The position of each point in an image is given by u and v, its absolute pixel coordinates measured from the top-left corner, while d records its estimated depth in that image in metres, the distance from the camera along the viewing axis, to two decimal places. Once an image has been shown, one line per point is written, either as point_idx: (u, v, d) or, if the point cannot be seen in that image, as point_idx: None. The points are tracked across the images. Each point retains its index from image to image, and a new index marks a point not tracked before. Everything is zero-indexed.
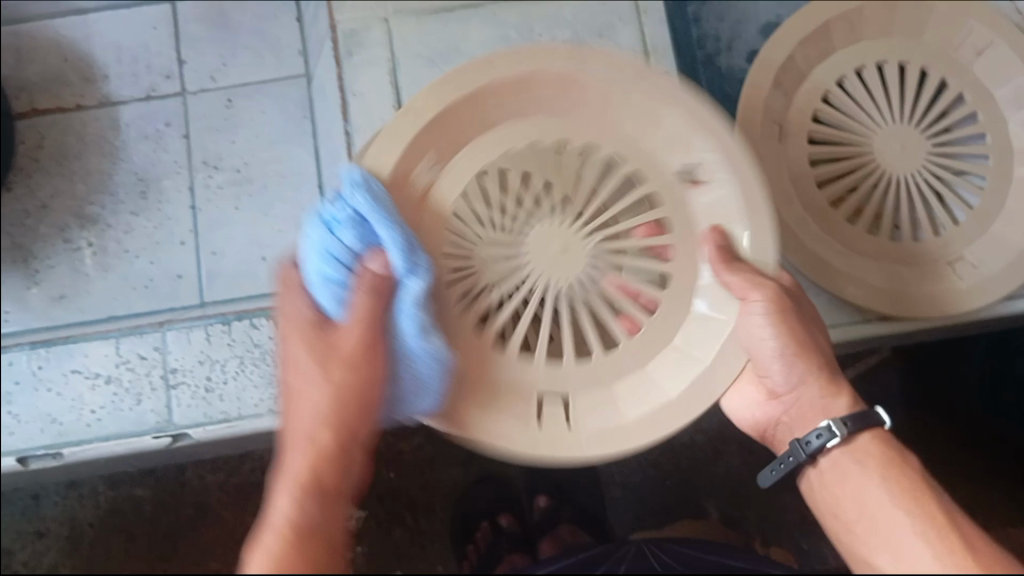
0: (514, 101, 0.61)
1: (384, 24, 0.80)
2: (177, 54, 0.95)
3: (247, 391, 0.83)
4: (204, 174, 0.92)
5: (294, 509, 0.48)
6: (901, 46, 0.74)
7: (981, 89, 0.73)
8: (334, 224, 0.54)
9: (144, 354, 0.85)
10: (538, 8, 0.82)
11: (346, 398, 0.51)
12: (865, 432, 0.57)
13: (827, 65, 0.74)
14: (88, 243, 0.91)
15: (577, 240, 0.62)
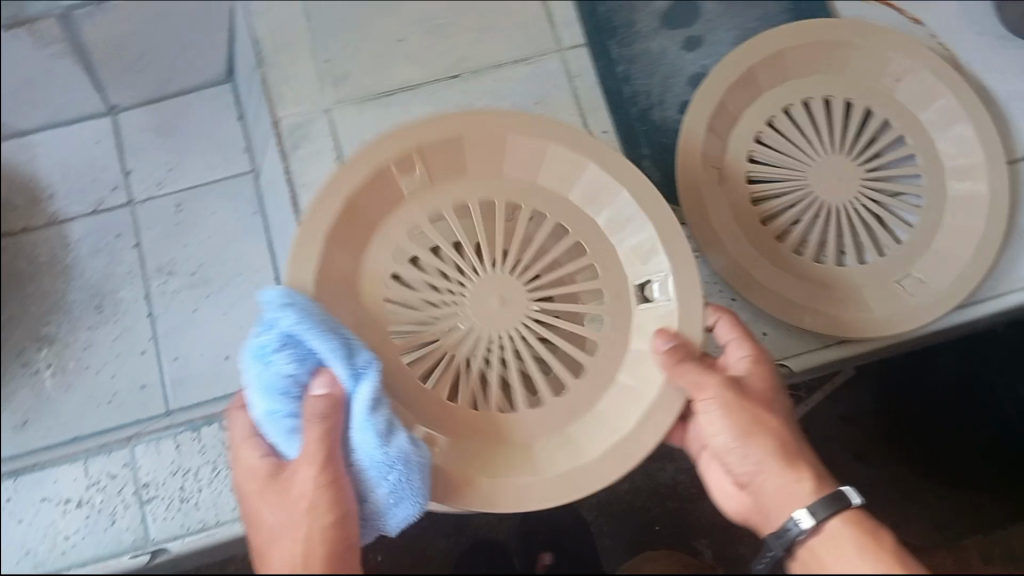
0: (434, 167, 0.64)
1: (326, 116, 0.80)
2: (122, 165, 0.96)
3: (222, 497, 0.79)
4: (159, 281, 0.92)
5: None
6: (823, 82, 0.77)
7: (905, 114, 0.77)
8: (264, 352, 0.53)
9: (114, 472, 0.82)
10: (474, 84, 0.83)
11: (319, 536, 0.48)
12: (834, 517, 0.51)
13: (756, 108, 0.77)
14: (47, 364, 0.90)
15: (516, 290, 0.64)
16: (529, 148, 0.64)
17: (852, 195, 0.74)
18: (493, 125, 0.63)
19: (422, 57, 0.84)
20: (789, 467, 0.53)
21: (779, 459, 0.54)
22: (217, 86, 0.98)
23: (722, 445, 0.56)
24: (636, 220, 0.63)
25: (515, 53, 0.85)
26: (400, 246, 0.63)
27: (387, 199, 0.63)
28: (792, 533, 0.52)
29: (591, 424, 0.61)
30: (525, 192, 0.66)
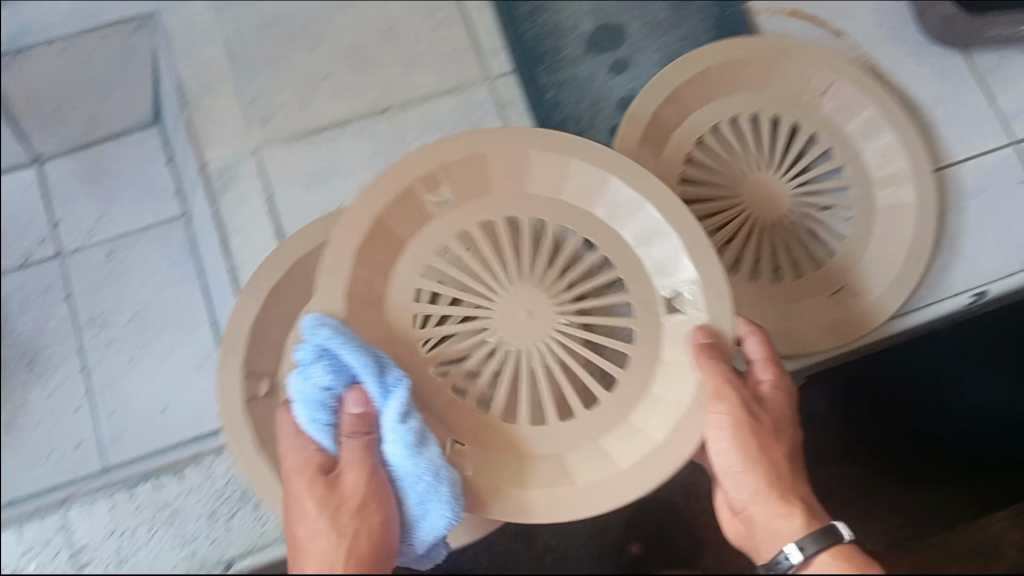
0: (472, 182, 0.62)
1: (255, 156, 0.80)
2: (49, 215, 0.93)
3: (160, 557, 0.74)
4: (92, 333, 0.89)
5: None
6: (750, 100, 0.78)
7: (832, 128, 0.79)
8: (306, 363, 0.51)
9: (45, 539, 0.75)
10: (403, 118, 0.83)
11: (362, 542, 0.49)
12: (823, 552, 0.52)
13: (684, 130, 0.77)
14: None
15: (546, 303, 0.62)
16: (548, 167, 0.62)
17: (783, 212, 0.76)
18: (514, 143, 0.60)
19: (345, 96, 0.83)
20: (785, 501, 0.54)
21: (777, 505, 0.54)
22: (143, 129, 0.96)
23: (721, 465, 0.56)
24: (663, 230, 0.60)
25: (444, 81, 0.85)
26: (425, 261, 0.61)
27: (410, 219, 0.60)
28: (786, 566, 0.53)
29: (617, 441, 0.59)
30: (543, 209, 0.63)
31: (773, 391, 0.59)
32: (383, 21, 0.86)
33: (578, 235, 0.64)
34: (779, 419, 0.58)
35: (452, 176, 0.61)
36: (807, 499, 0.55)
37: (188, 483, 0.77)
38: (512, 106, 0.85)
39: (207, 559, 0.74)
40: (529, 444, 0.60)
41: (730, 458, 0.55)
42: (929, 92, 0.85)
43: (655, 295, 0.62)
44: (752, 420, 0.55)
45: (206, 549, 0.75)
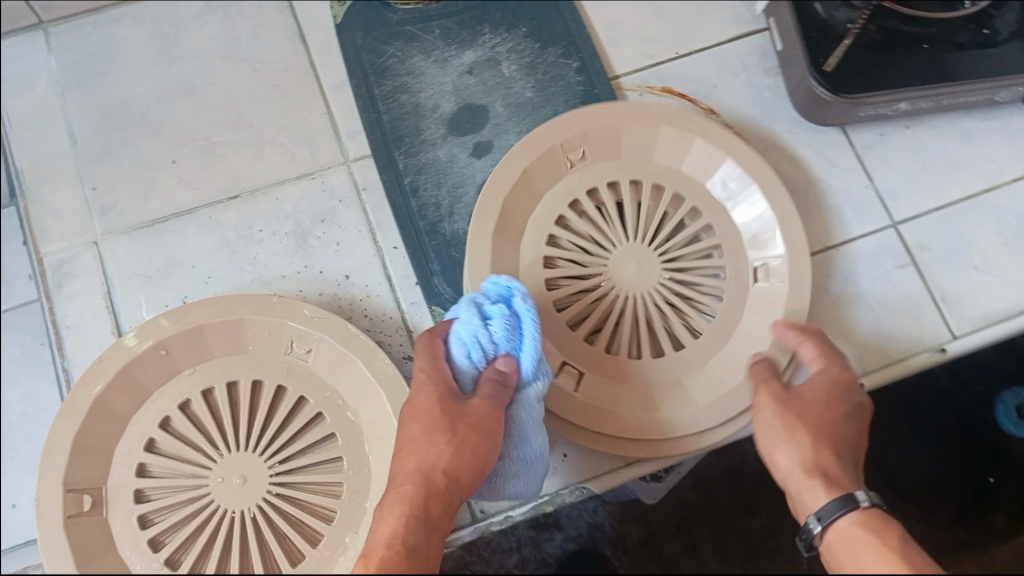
0: (557, 165, 0.75)
1: (237, 202, 0.76)
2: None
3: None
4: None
5: (442, 458, 0.56)
6: (608, 167, 0.76)
7: (695, 186, 0.76)
8: (488, 317, 0.61)
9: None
10: (394, 138, 0.77)
11: (467, 454, 0.57)
12: (851, 514, 0.51)
13: (570, 184, 0.75)
14: None
15: (651, 258, 0.73)
16: (668, 146, 0.76)
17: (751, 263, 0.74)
18: (643, 120, 0.75)
19: (279, 147, 0.78)
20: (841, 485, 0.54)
21: (809, 479, 0.55)
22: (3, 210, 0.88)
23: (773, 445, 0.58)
24: (760, 203, 0.74)
25: (336, 144, 0.78)
26: (558, 210, 0.74)
27: (554, 173, 0.75)
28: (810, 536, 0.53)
29: (695, 378, 0.70)
30: (664, 177, 0.76)
31: (818, 381, 0.61)
32: (330, 73, 0.80)
33: (688, 208, 0.75)
34: (818, 404, 0.59)
35: (591, 140, 0.75)
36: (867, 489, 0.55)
37: None
38: (471, 141, 0.77)
39: None
40: (625, 373, 0.71)
41: (773, 441, 0.58)
42: (920, 162, 0.77)
43: (747, 264, 0.74)
44: (779, 403, 0.59)
45: None
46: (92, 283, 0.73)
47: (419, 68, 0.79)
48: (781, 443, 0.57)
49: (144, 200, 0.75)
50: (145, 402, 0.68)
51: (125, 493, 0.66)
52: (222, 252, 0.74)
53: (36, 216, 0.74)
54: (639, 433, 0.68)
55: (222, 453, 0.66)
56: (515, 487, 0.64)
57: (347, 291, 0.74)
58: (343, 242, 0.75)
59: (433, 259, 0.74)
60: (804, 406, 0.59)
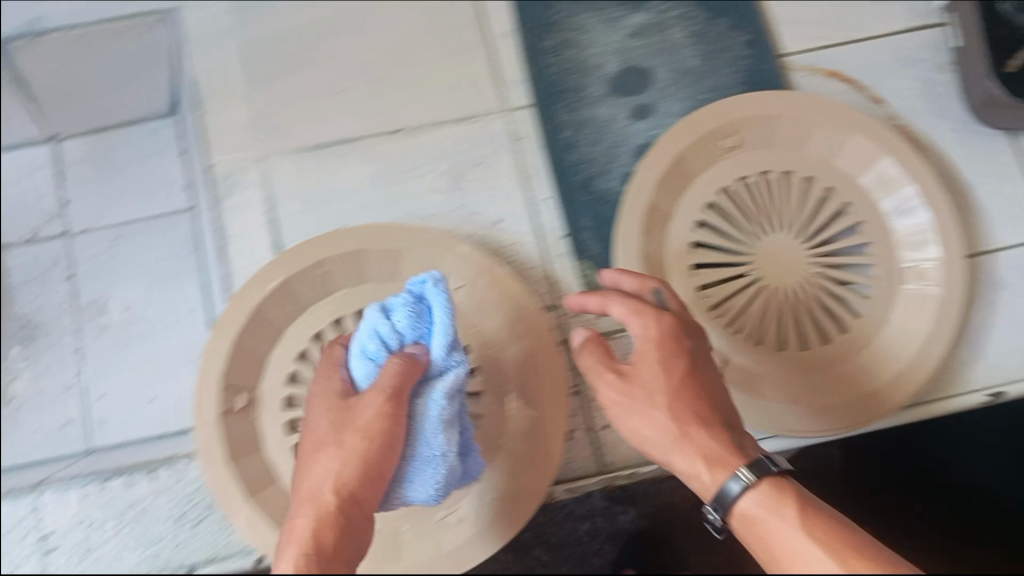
0: (711, 149, 0.74)
1: (397, 136, 0.77)
2: (61, 193, 0.86)
3: (123, 552, 0.70)
4: (93, 316, 0.84)
5: (334, 475, 0.54)
6: (762, 155, 0.75)
7: (850, 182, 0.75)
8: (389, 309, 0.59)
9: (16, 519, 0.72)
10: (556, 91, 0.77)
11: (353, 462, 0.55)
12: (749, 492, 0.51)
13: (720, 172, 0.74)
14: (41, 375, 0.83)
15: (800, 251, 0.74)
16: (826, 137, 0.74)
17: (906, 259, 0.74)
18: (802, 112, 0.73)
19: (439, 87, 0.79)
20: (707, 453, 0.54)
21: (678, 452, 0.55)
22: (164, 119, 0.86)
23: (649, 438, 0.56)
24: (917, 209, 0.73)
25: (497, 90, 0.78)
26: (708, 196, 0.74)
27: (707, 158, 0.74)
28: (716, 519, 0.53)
29: (840, 371, 0.72)
30: (818, 170, 0.75)
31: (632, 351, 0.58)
32: (499, 19, 0.80)
33: (840, 203, 0.75)
34: (655, 375, 0.57)
35: (746, 128, 0.74)
36: (741, 445, 0.55)
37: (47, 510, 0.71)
38: (633, 104, 0.77)
39: (169, 562, 0.69)
40: (767, 364, 0.73)
41: (647, 427, 0.56)
42: None
43: (897, 265, 0.74)
44: (636, 391, 0.57)
45: (170, 553, 0.69)
46: (255, 199, 0.76)
47: (587, 24, 0.80)
48: (631, 425, 0.57)
49: (309, 124, 0.77)
50: (300, 315, 0.71)
51: (275, 399, 0.70)
52: (377, 181, 0.76)
53: (207, 128, 0.77)
54: (780, 423, 0.70)
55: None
56: (409, 492, 0.60)
57: (497, 235, 0.76)
58: (497, 187, 0.77)
59: (584, 215, 0.75)
60: (642, 384, 0.57)
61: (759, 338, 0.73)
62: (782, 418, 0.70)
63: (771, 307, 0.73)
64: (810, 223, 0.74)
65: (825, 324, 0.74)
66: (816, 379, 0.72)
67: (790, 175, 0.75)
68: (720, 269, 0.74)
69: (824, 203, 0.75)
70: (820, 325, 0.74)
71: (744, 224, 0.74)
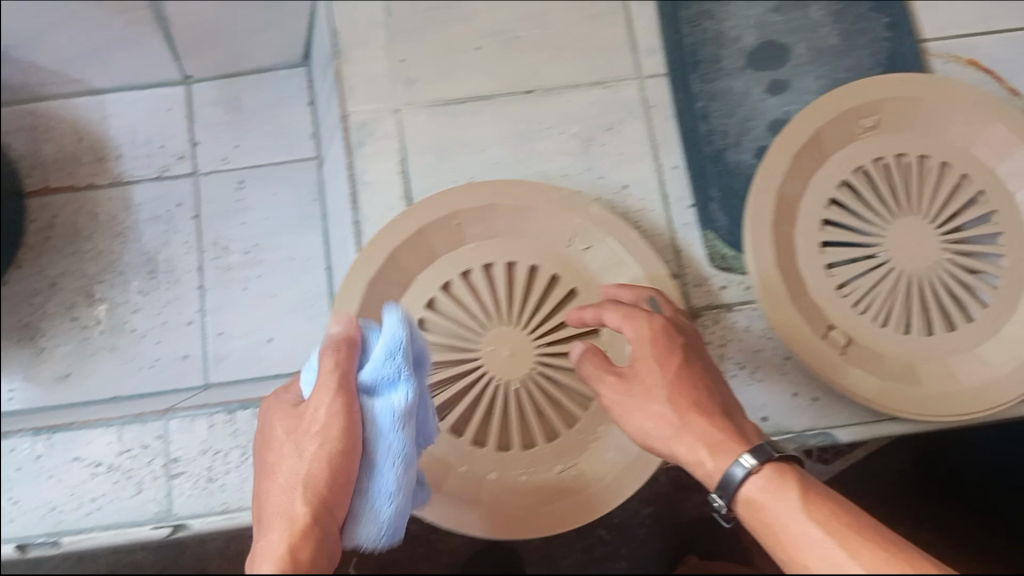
0: (848, 128, 0.74)
1: (530, 97, 0.78)
2: (190, 134, 0.89)
3: (249, 482, 0.71)
4: (213, 255, 0.86)
5: (294, 493, 0.48)
6: (899, 138, 0.75)
7: (987, 170, 0.73)
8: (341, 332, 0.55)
9: (143, 444, 0.74)
10: (691, 63, 0.78)
11: (320, 468, 0.49)
12: (751, 477, 0.48)
13: (856, 151, 0.75)
14: (160, 310, 0.85)
15: (931, 236, 0.72)
16: (964, 124, 0.73)
17: None
18: (940, 98, 0.73)
19: (576, 52, 0.79)
20: (708, 435, 0.52)
21: (679, 442, 0.52)
22: (292, 69, 0.91)
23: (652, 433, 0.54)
24: None
25: (633, 58, 0.79)
26: (843, 174, 0.74)
27: (844, 137, 0.74)
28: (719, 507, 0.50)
29: (963, 361, 0.71)
30: (953, 156, 0.74)
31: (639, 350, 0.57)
32: None
33: (973, 191, 0.72)
34: (651, 370, 0.56)
35: (885, 109, 0.74)
36: (736, 430, 0.52)
37: (174, 437, 0.73)
38: (769, 79, 0.77)
39: None
40: (890, 346, 0.72)
41: (653, 424, 0.54)
42: None
43: None
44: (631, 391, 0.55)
45: None
46: (389, 148, 0.77)
47: None
48: (634, 422, 0.55)
49: (445, 79, 0.79)
50: (432, 264, 0.73)
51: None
52: (510, 139, 0.78)
53: (347, 77, 0.79)
54: (901, 406, 0.69)
55: (494, 326, 0.71)
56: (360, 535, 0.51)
57: (623, 201, 0.76)
58: (627, 152, 0.77)
59: (713, 186, 0.76)
60: (640, 382, 0.55)
61: (884, 320, 0.73)
62: (902, 401, 0.70)
63: (896, 291, 0.73)
64: (942, 210, 0.73)
65: (951, 313, 0.72)
66: (940, 367, 0.71)
67: (926, 159, 0.74)
68: (849, 248, 0.74)
69: (959, 190, 0.73)
70: (946, 313, 0.72)
71: (877, 205, 0.73)
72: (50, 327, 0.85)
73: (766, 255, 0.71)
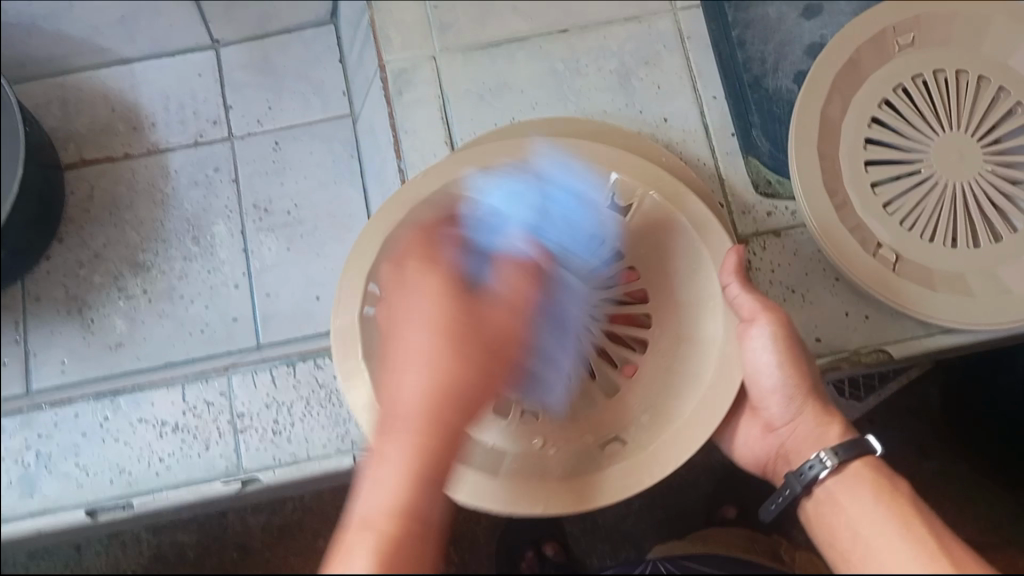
0: (884, 46, 0.75)
1: (564, 36, 0.80)
2: (222, 99, 0.92)
3: (315, 432, 0.73)
4: (255, 217, 0.88)
5: (410, 395, 0.48)
6: (936, 54, 0.75)
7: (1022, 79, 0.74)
8: None
9: (207, 402, 0.75)
10: None
11: (436, 379, 0.48)
12: (854, 458, 0.54)
13: (892, 69, 0.75)
14: (205, 274, 0.86)
15: (973, 148, 0.72)
16: (997, 38, 0.75)
17: None
18: (978, 11, 0.75)
19: None
20: (822, 414, 0.58)
21: (806, 413, 0.58)
22: (320, 28, 0.94)
23: (765, 379, 0.58)
24: None
25: None
26: (882, 93, 0.74)
27: (881, 54, 0.75)
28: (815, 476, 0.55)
29: (1011, 270, 0.71)
30: (989, 68, 0.75)
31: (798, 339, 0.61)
32: None
33: (1011, 103, 0.73)
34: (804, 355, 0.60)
35: (922, 24, 0.75)
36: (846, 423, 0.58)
37: (234, 391, 0.75)
38: (802, 4, 0.81)
39: (359, 441, 0.72)
40: (940, 261, 0.72)
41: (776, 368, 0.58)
42: None
43: None
44: (786, 337, 0.58)
45: (358, 431, 0.73)
46: (428, 96, 0.77)
47: None
48: (757, 357, 0.58)
49: (479, 25, 0.80)
50: None
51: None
52: (549, 78, 0.78)
53: (382, 27, 0.80)
54: (951, 318, 0.70)
55: None
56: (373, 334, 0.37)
57: (664, 133, 0.77)
58: (664, 86, 0.78)
59: (754, 113, 0.78)
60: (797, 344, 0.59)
61: (934, 236, 0.72)
62: (953, 310, 0.70)
63: (941, 205, 0.72)
64: (982, 122, 0.73)
65: (995, 224, 0.72)
66: (989, 277, 0.71)
67: (963, 74, 0.75)
68: (892, 166, 0.73)
69: (998, 103, 0.74)
70: (989, 224, 0.73)
71: (916, 121, 0.73)
72: (94, 298, 0.85)
73: (816, 172, 0.71)
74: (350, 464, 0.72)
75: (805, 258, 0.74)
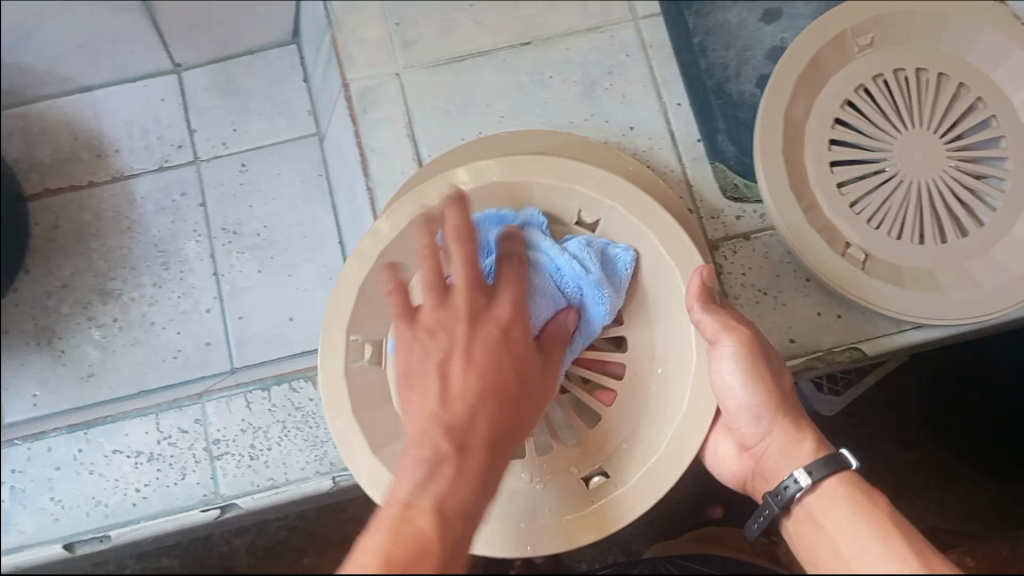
0: (844, 48, 0.76)
1: (527, 48, 0.80)
2: (187, 123, 0.91)
3: (290, 456, 0.72)
4: (224, 241, 0.87)
5: (471, 406, 0.45)
6: (896, 53, 0.76)
7: (981, 75, 0.75)
8: None
9: (181, 429, 0.74)
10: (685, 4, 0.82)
11: (495, 393, 0.46)
12: (831, 475, 0.53)
13: (852, 70, 0.76)
14: (175, 299, 0.85)
15: (936, 145, 0.73)
16: (955, 34, 0.76)
17: None
18: (934, 8, 0.76)
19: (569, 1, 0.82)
20: (796, 430, 0.57)
21: (779, 428, 0.57)
22: (283, 48, 0.94)
23: (734, 399, 0.58)
24: None
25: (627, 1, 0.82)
26: (844, 94, 0.75)
27: (841, 55, 0.76)
28: (789, 497, 0.54)
29: (979, 265, 0.72)
30: (948, 65, 0.76)
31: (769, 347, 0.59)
32: None
33: (971, 98, 0.74)
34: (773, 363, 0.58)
35: (880, 24, 0.76)
36: (820, 434, 0.57)
37: (208, 418, 0.74)
38: (762, 9, 0.82)
39: (336, 463, 0.71)
40: (907, 258, 0.73)
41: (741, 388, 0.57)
42: None
43: None
44: (753, 352, 0.57)
45: (336, 453, 0.71)
46: (393, 112, 0.77)
47: None
48: (726, 376, 0.57)
49: (443, 40, 0.80)
50: None
51: None
52: (514, 90, 0.79)
53: (344, 45, 0.79)
54: (920, 314, 0.71)
55: None
56: None
57: (630, 141, 0.77)
58: (628, 94, 0.79)
59: (718, 118, 0.78)
60: (766, 357, 0.58)
61: (901, 234, 0.73)
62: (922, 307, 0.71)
63: (907, 202, 0.73)
64: (943, 119, 0.74)
65: (961, 219, 0.73)
66: (957, 272, 0.72)
67: (923, 72, 0.76)
68: (858, 167, 0.74)
69: (958, 99, 0.75)
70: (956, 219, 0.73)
71: (878, 121, 0.74)
72: (64, 329, 0.85)
73: (781, 177, 0.72)
74: (329, 486, 0.71)
75: (776, 261, 0.74)
